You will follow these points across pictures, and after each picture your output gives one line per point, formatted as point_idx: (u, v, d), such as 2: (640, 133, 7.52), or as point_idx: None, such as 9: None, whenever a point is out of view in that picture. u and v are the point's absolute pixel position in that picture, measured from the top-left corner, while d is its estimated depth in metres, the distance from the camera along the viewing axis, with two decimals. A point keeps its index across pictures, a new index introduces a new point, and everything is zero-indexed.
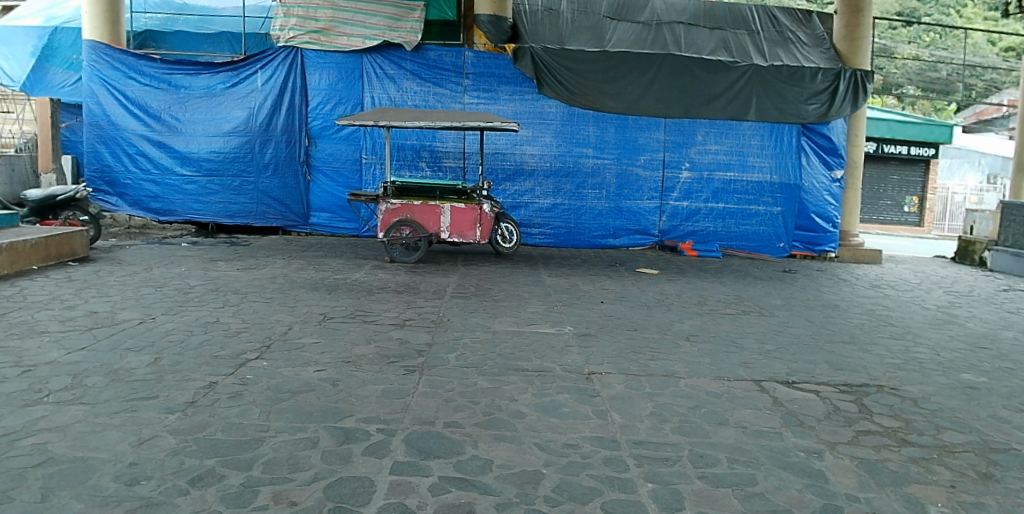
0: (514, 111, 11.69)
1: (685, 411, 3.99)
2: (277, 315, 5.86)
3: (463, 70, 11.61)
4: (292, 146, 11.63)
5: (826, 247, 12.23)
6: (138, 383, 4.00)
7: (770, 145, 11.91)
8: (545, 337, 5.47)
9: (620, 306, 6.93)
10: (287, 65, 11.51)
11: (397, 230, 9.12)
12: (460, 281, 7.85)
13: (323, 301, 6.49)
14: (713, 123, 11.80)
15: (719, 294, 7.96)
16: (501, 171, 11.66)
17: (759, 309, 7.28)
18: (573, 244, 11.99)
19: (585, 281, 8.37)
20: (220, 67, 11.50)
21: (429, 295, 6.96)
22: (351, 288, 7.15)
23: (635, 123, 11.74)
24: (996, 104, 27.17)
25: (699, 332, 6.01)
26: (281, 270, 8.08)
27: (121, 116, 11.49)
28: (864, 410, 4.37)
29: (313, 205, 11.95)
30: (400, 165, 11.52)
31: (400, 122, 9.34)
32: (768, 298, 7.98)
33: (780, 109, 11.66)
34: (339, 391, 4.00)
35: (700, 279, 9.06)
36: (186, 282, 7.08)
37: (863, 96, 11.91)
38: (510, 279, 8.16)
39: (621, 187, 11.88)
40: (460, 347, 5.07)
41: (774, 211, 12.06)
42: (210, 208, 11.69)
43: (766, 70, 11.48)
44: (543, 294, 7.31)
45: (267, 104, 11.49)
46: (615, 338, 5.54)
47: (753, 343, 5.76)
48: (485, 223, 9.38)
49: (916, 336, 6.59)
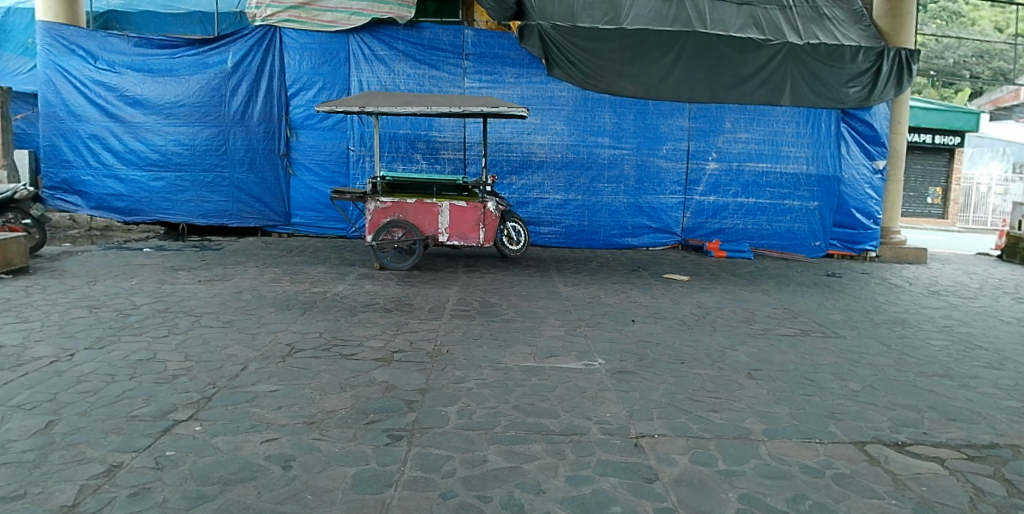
0: (520, 95, 10.47)
1: (784, 508, 2.79)
2: (233, 346, 4.68)
3: (463, 51, 10.38)
4: (270, 137, 10.46)
5: (867, 246, 11.01)
6: (5, 471, 2.82)
7: (806, 132, 10.71)
8: (572, 376, 4.27)
9: (655, 326, 5.73)
10: (263, 46, 10.32)
11: (389, 231, 7.95)
12: (462, 294, 6.65)
13: (294, 325, 5.30)
14: (743, 109, 10.60)
15: (766, 308, 6.74)
16: (507, 163, 10.46)
17: (819, 329, 6.07)
18: (587, 243, 10.80)
19: (607, 291, 7.16)
20: (189, 50, 10.31)
21: (425, 315, 5.77)
22: (331, 306, 5.96)
23: (656, 109, 10.53)
24: (1013, 92, 25.63)
25: (761, 364, 4.81)
26: (250, 281, 6.90)
27: (81, 106, 10.29)
28: (1017, 493, 3.15)
29: (295, 202, 10.73)
30: (393, 157, 10.31)
31: (389, 108, 8.13)
32: (823, 313, 6.76)
33: (817, 93, 10.42)
34: (291, 482, 2.79)
35: (737, 287, 7.85)
36: (131, 300, 5.88)
37: (908, 78, 10.67)
38: (521, 290, 6.96)
39: (641, 181, 10.66)
40: (464, 394, 3.88)
41: (810, 206, 10.86)
42: (181, 207, 10.53)
43: (802, 48, 10.26)
44: (561, 311, 6.11)
45: (243, 91, 10.34)
46: (661, 377, 4.33)
47: (833, 383, 4.55)
48: (490, 223, 8.15)
49: (1018, 364, 5.36)
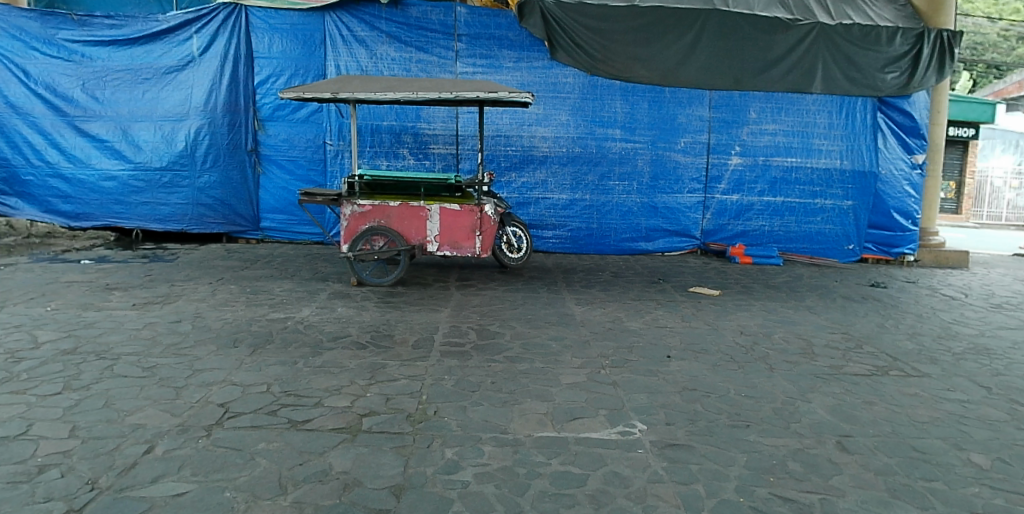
0: (520, 81, 9.26)
1: None
2: (143, 412, 3.48)
3: (455, 31, 9.14)
4: (235, 131, 9.18)
5: (905, 249, 9.88)
6: None
7: (840, 123, 9.56)
8: (607, 458, 3.07)
9: (698, 365, 4.54)
10: (227, 28, 9.03)
11: (369, 241, 6.75)
12: (454, 320, 5.43)
13: (237, 372, 4.09)
14: (770, 96, 9.43)
15: (822, 336, 5.56)
16: (505, 158, 9.27)
17: (896, 367, 4.88)
18: (595, 249, 9.63)
19: (628, 313, 5.98)
20: (145, 32, 9.03)
21: (406, 352, 4.54)
22: (289, 341, 4.75)
23: (673, 97, 9.36)
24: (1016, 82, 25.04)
25: (850, 427, 3.63)
26: (196, 305, 5.69)
27: (22, 96, 8.99)
28: None
29: (265, 204, 9.52)
30: (375, 153, 9.08)
31: (367, 94, 6.87)
32: (891, 342, 5.57)
33: (851, 79, 9.30)
34: None
35: (778, 304, 6.68)
36: (33, 336, 4.66)
37: (951, 61, 9.54)
38: (526, 312, 5.76)
39: (656, 178, 9.47)
40: (456, 498, 2.68)
41: (844, 205, 9.70)
42: (135, 210, 9.31)
43: (834, 29, 9.17)
44: (578, 344, 4.91)
45: (205, 80, 9.07)
46: (726, 456, 3.16)
47: (951, 457, 3.37)
48: (488, 230, 6.95)
49: None
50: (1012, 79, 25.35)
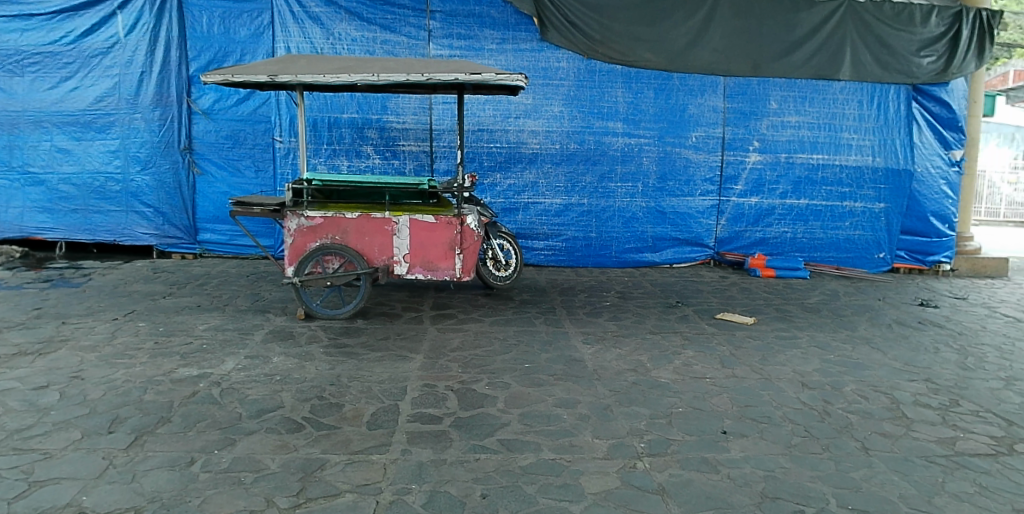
0: (506, 66, 7.88)
1: None
2: None
3: (428, 7, 7.76)
4: (167, 126, 7.68)
5: (941, 257, 8.74)
6: None
7: (872, 115, 8.31)
8: None
9: (771, 451, 3.25)
10: (156, 5, 7.52)
11: (320, 262, 5.39)
12: (427, 375, 4.07)
13: (96, 486, 2.69)
14: (792, 84, 8.16)
15: (903, 389, 4.32)
16: (489, 157, 7.93)
17: (1021, 440, 3.63)
18: (594, 261, 8.33)
19: (652, 355, 4.68)
20: (60, 6, 7.52)
21: (358, 438, 3.18)
22: (194, 419, 3.34)
23: (683, 85, 8.04)
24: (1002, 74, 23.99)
25: None
26: (82, 355, 4.24)
27: None
28: None
29: (203, 212, 7.97)
30: (334, 151, 7.69)
31: (316, 78, 5.47)
32: (989, 394, 4.33)
33: (882, 65, 8.16)
34: None
35: (828, 336, 5.43)
36: None
37: (991, 44, 8.36)
38: (523, 360, 4.42)
39: (663, 179, 8.19)
40: None
41: (875, 208, 8.51)
42: (54, 221, 7.85)
43: (864, 6, 8.03)
44: (597, 413, 3.59)
45: (131, 66, 7.58)
46: None
47: None
48: (470, 247, 5.57)
49: None
50: (999, 72, 24.28)
